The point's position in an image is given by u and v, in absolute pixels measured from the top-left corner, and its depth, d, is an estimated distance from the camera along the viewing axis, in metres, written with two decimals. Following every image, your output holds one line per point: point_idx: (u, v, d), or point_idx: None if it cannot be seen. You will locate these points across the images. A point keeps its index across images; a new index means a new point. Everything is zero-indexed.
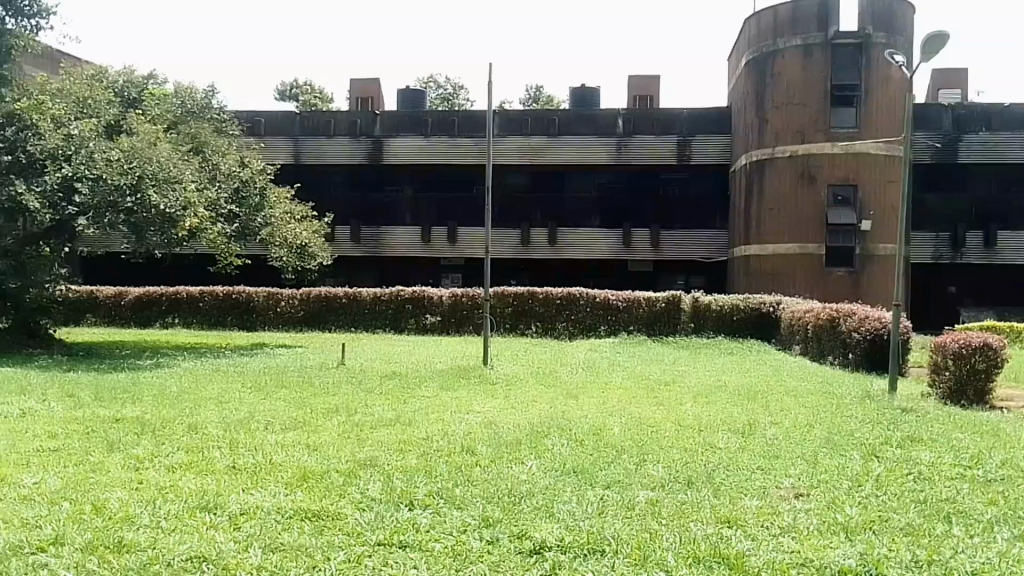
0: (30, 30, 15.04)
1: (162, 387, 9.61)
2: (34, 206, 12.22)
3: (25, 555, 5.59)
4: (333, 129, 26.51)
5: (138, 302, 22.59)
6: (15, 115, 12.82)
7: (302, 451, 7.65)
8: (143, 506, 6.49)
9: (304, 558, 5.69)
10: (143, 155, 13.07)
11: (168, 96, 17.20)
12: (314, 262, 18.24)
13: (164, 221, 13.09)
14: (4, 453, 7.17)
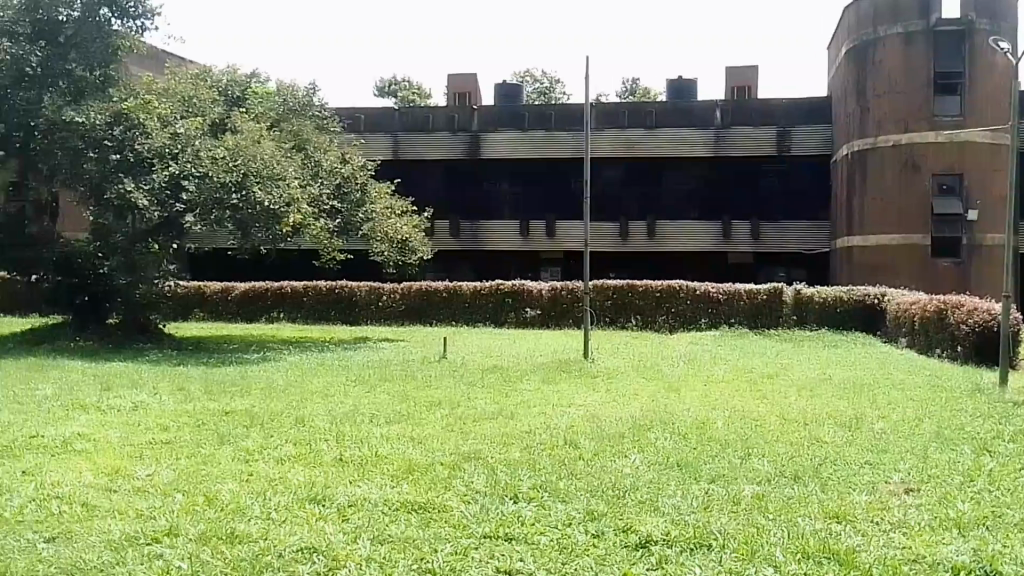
0: (136, 31, 15.28)
1: (269, 380, 9.78)
2: (143, 205, 12.57)
3: (142, 546, 5.70)
4: (432, 125, 26.44)
5: (244, 297, 22.86)
6: (123, 115, 13.06)
7: (407, 444, 7.71)
8: (254, 497, 6.57)
9: (412, 549, 5.73)
10: (247, 153, 13.41)
11: (271, 94, 17.26)
12: (413, 257, 17.01)
13: (269, 217, 13.31)
14: (119, 445, 7.35)
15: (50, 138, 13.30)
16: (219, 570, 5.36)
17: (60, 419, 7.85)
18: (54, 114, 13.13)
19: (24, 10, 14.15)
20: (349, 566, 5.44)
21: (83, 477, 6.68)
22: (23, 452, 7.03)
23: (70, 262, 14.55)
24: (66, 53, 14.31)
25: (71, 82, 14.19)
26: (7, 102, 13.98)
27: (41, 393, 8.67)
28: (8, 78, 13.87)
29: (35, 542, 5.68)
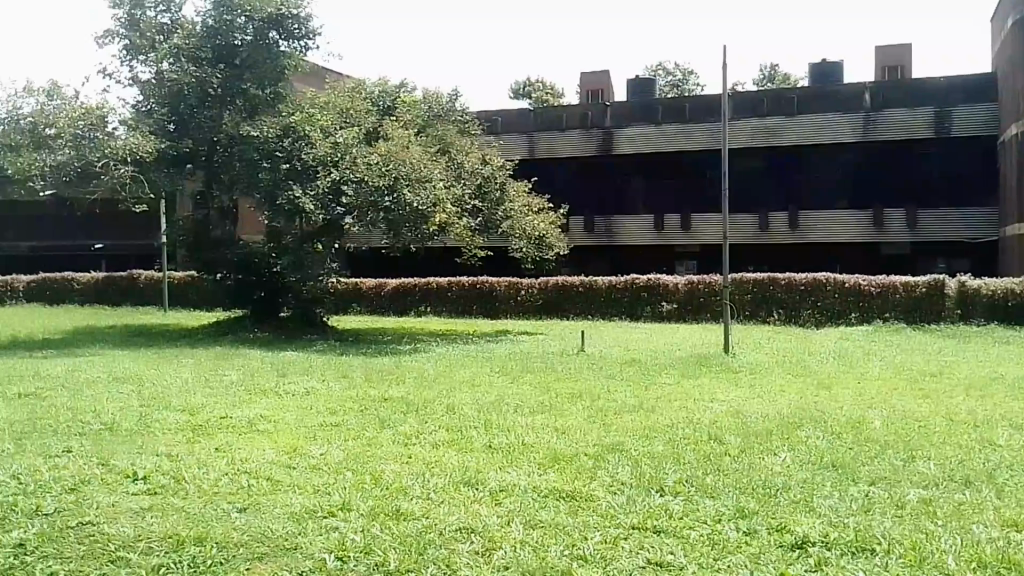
0: (299, 50, 16.36)
1: (421, 370, 10.39)
2: (310, 209, 13.70)
3: (319, 518, 6.28)
4: (568, 123, 26.68)
5: (395, 292, 24.03)
6: (291, 128, 14.45)
7: (551, 434, 7.96)
8: (415, 478, 7.06)
9: (564, 536, 5.94)
10: (399, 158, 14.04)
11: (418, 102, 17.53)
12: (548, 253, 17.62)
13: (417, 217, 14.06)
14: (295, 426, 8.10)
15: (230, 150, 15.20)
16: (388, 544, 5.82)
17: (246, 401, 8.77)
18: (234, 129, 15.12)
19: (206, 36, 15.63)
20: (505, 548, 5.74)
21: (266, 454, 7.45)
22: (216, 431, 7.90)
23: (248, 262, 15.80)
24: (242, 74, 15.68)
25: (246, 101, 15.76)
26: (194, 120, 15.63)
27: (228, 379, 9.71)
28: (195, 99, 15.47)
29: (230, 511, 6.41)
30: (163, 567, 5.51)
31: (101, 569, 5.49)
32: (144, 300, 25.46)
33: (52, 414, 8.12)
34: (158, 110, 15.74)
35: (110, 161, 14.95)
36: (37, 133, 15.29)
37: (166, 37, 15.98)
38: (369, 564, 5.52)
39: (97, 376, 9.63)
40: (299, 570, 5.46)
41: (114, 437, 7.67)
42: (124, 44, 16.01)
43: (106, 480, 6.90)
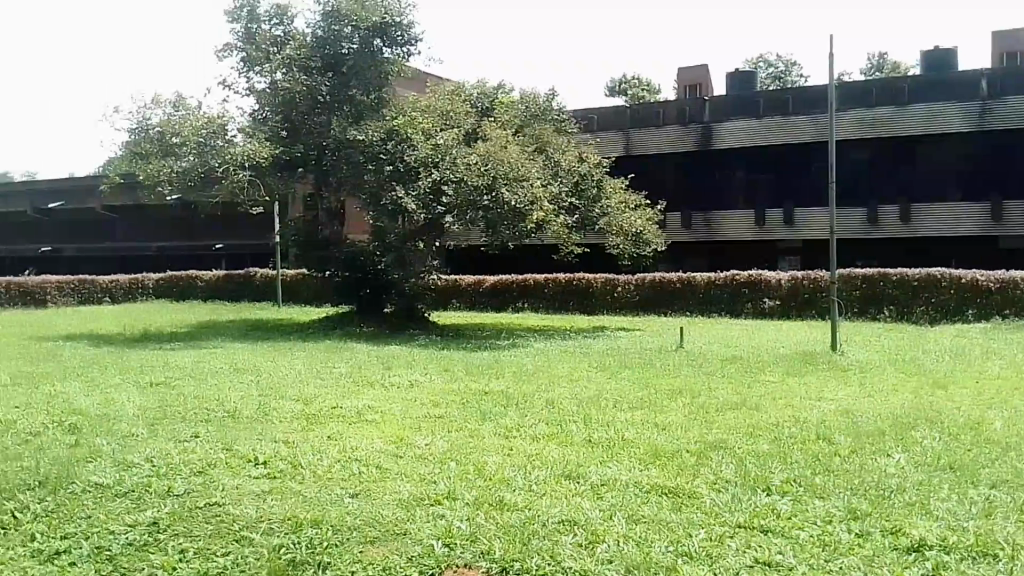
0: (402, 57, 17.12)
1: (520, 365, 10.57)
2: (412, 209, 14.26)
3: (427, 506, 6.51)
4: (662, 119, 26.66)
5: (494, 288, 24.40)
6: (394, 131, 15.05)
7: (652, 430, 7.98)
8: (517, 469, 7.22)
9: (667, 531, 5.94)
10: (498, 158, 14.22)
11: (515, 103, 17.41)
12: (648, 249, 17.53)
13: (515, 215, 14.26)
14: (401, 417, 8.41)
15: (338, 154, 15.93)
16: (493, 533, 5.99)
17: (354, 392, 9.19)
18: (341, 134, 15.72)
19: (315, 46, 16.46)
20: (608, 542, 5.80)
21: (375, 444, 7.78)
22: (328, 420, 8.31)
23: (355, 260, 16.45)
24: (347, 81, 16.55)
25: (353, 106, 16.56)
26: (306, 126, 16.68)
27: (338, 370, 10.19)
28: (307, 106, 16.40)
29: (344, 496, 6.74)
30: (283, 547, 5.89)
31: (228, 547, 5.95)
32: (261, 296, 26.93)
33: (180, 401, 8.74)
34: (272, 117, 16.64)
35: (230, 166, 15.31)
36: (160, 141, 15.57)
37: (279, 48, 16.71)
38: (476, 552, 5.70)
39: (220, 367, 10.30)
40: (410, 554, 5.71)
41: (236, 424, 8.19)
42: (241, 56, 16.85)
43: (230, 463, 7.39)
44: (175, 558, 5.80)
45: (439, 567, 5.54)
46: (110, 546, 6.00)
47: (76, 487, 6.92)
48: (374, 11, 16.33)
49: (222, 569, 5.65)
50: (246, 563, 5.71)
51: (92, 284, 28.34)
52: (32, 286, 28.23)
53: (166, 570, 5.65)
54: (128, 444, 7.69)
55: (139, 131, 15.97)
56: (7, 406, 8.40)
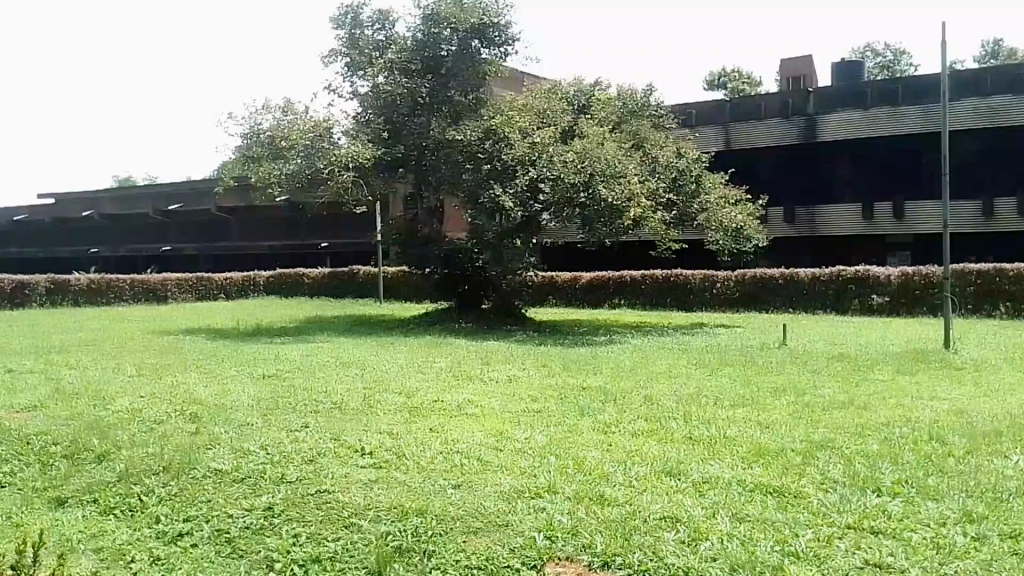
0: (499, 56, 17.30)
1: (617, 361, 10.60)
2: (510, 206, 14.50)
3: (528, 499, 6.62)
4: (764, 112, 26.27)
5: (589, 284, 24.53)
6: (492, 131, 15.26)
7: (755, 428, 7.90)
8: (616, 465, 7.25)
9: (772, 531, 5.82)
10: (594, 155, 14.32)
11: (612, 100, 17.56)
12: (749, 245, 17.43)
13: (612, 212, 14.33)
14: (500, 411, 8.57)
15: (437, 153, 16.31)
16: (595, 527, 6.03)
17: (454, 386, 9.40)
18: (441, 134, 16.19)
19: (415, 49, 16.84)
20: (712, 539, 5.73)
21: (475, 436, 7.96)
22: (429, 412, 8.55)
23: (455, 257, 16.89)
24: (446, 82, 16.97)
25: (451, 107, 16.93)
26: (406, 127, 17.01)
27: (438, 365, 10.45)
28: (408, 108, 16.93)
29: (447, 487, 6.92)
30: (390, 534, 6.10)
31: (338, 533, 6.21)
32: (364, 293, 27.92)
33: (291, 392, 9.14)
34: (375, 120, 17.11)
35: (336, 168, 15.87)
36: (270, 144, 16.29)
37: (381, 53, 17.11)
38: (577, 545, 5.77)
39: (327, 360, 10.74)
40: (512, 545, 5.82)
41: (343, 415, 8.51)
42: (345, 61, 17.36)
43: (338, 453, 7.68)
44: (290, 542, 6.14)
45: (542, 559, 5.64)
46: (229, 529, 6.41)
47: (198, 472, 7.33)
48: (472, 12, 16.45)
49: (334, 553, 5.92)
50: (355, 548, 5.96)
51: (209, 281, 28.89)
52: (155, 281, 28.14)
53: (282, 553, 5.99)
54: (244, 432, 8.09)
55: (250, 136, 16.65)
56: (136, 395, 9.00)
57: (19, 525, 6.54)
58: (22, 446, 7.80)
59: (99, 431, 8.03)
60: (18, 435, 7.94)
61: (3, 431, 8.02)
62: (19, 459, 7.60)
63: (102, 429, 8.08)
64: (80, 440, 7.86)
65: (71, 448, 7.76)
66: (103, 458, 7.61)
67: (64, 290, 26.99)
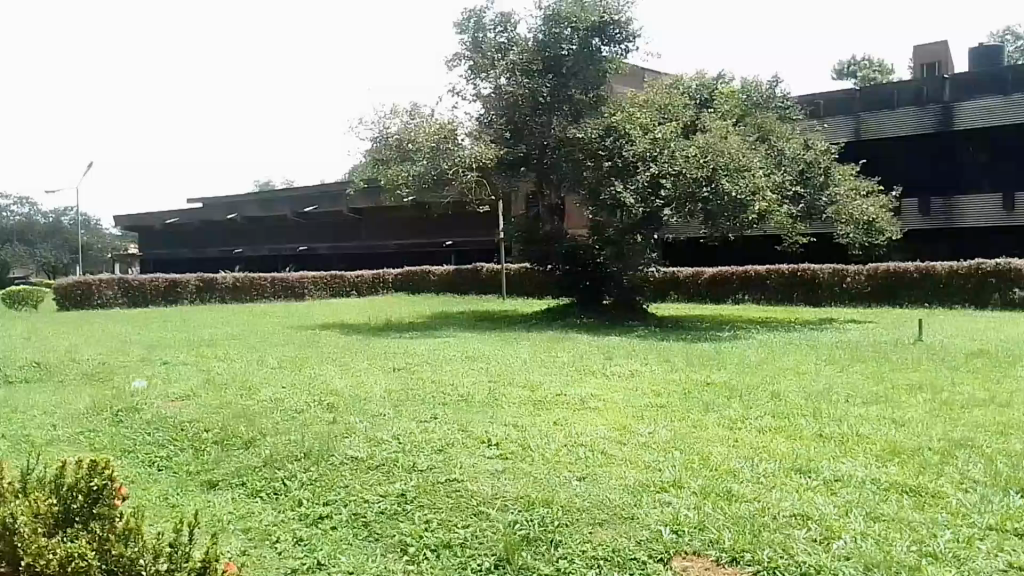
0: (620, 53, 17.43)
1: (742, 356, 10.56)
2: (630, 203, 14.50)
3: (653, 493, 6.64)
4: (897, 101, 25.61)
5: (712, 280, 24.20)
6: (612, 128, 15.24)
7: (889, 427, 7.72)
8: (744, 462, 7.21)
9: (909, 531, 5.65)
10: (716, 149, 14.24)
11: (736, 92, 17.43)
12: (880, 237, 17.48)
13: (736, 206, 14.31)
14: (623, 405, 8.67)
15: (558, 152, 16.78)
16: (722, 523, 5.96)
17: (577, 380, 9.57)
18: (562, 132, 16.66)
19: (537, 50, 17.06)
20: (845, 538, 5.58)
21: (599, 430, 8.08)
22: (554, 406, 8.74)
23: (574, 254, 17.12)
24: (566, 82, 17.09)
25: (573, 105, 17.25)
26: (528, 126, 17.47)
27: (561, 359, 10.64)
28: (529, 108, 17.22)
29: (571, 479, 7.03)
30: (517, 523, 6.25)
31: (468, 520, 6.40)
32: (487, 289, 28.57)
33: (421, 384, 9.54)
34: (498, 120, 17.69)
35: (459, 168, 16.33)
36: (398, 147, 16.82)
37: (503, 55, 17.20)
38: (705, 540, 5.71)
39: (454, 354, 11.13)
40: (639, 538, 5.82)
41: (470, 407, 8.80)
42: (468, 64, 17.66)
43: (467, 443, 7.95)
44: (421, 527, 6.38)
45: (669, 552, 5.61)
46: (365, 513, 6.73)
47: (336, 459, 7.73)
48: (593, 11, 16.63)
49: (464, 540, 6.11)
50: (484, 536, 6.12)
51: (342, 279, 30.07)
52: (294, 280, 29.20)
53: (415, 538, 6.24)
54: (377, 422, 8.48)
55: (380, 140, 17.28)
56: (278, 385, 9.57)
57: (176, 505, 7.04)
58: (177, 432, 8.36)
59: (246, 419, 8.55)
60: (176, 421, 8.53)
61: (161, 416, 8.67)
62: (175, 444, 8.14)
63: (248, 418, 8.59)
64: (229, 427, 8.37)
65: (220, 434, 8.26)
66: (249, 445, 8.08)
67: (212, 288, 28.01)
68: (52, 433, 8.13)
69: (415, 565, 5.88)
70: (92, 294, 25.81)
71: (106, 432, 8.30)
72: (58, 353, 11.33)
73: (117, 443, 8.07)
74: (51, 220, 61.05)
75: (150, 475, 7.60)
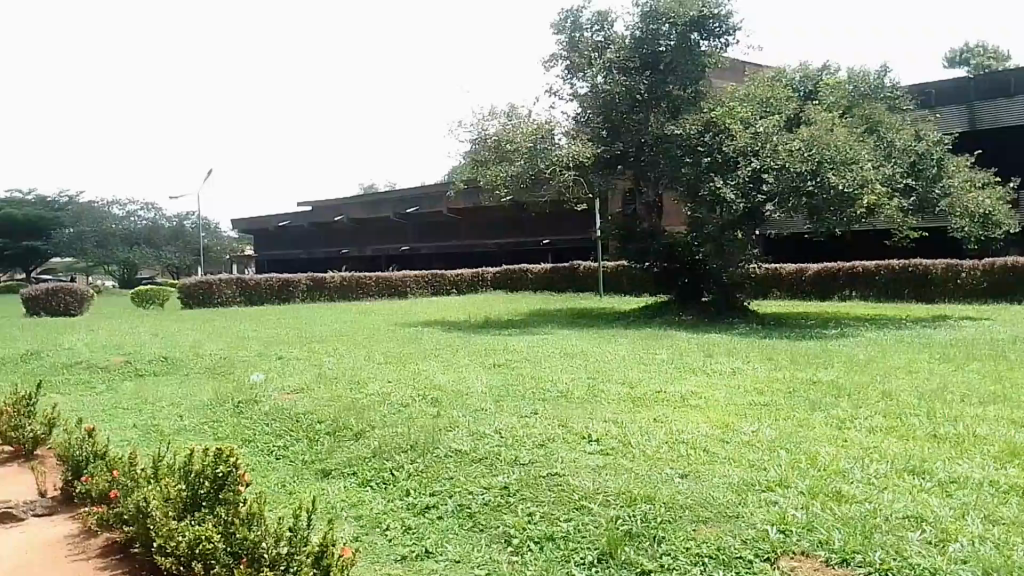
0: (719, 47, 17.24)
1: (849, 354, 10.38)
2: (731, 198, 14.40)
3: (759, 492, 6.54)
4: (1014, 88, 24.83)
5: (816, 276, 23.53)
6: (713, 123, 15.31)
7: (1008, 426, 7.46)
8: (854, 462, 7.05)
9: None
10: (822, 142, 14.00)
11: (842, 83, 17.38)
12: (997, 231, 16.90)
13: (843, 200, 13.94)
14: (726, 404, 8.65)
15: (656, 149, 16.42)
16: (832, 524, 5.81)
17: (676, 378, 9.56)
18: (660, 130, 16.36)
19: (634, 47, 17.01)
20: (962, 541, 5.41)
21: (701, 428, 8.08)
22: (654, 403, 8.79)
23: (674, 252, 17.23)
24: (665, 78, 16.96)
25: (671, 101, 17.02)
26: (626, 124, 17.11)
27: (660, 356, 10.68)
28: (626, 105, 17.00)
29: (674, 476, 7.01)
30: (620, 519, 6.24)
31: (570, 514, 6.45)
32: (584, 288, 28.65)
33: (521, 380, 9.77)
34: (593, 119, 17.49)
35: (557, 168, 16.49)
36: (496, 147, 17.10)
37: (600, 53, 17.41)
38: (813, 540, 5.56)
39: (553, 351, 11.30)
40: (744, 537, 5.72)
41: (570, 403, 8.93)
42: (565, 64, 17.91)
43: (568, 439, 8.05)
44: (525, 520, 6.48)
45: (775, 552, 5.49)
46: (470, 505, 6.88)
47: (441, 452, 7.96)
48: (692, 5, 16.45)
49: (566, 533, 6.15)
50: (587, 530, 6.13)
51: (442, 278, 30.64)
52: (397, 279, 29.89)
53: (519, 530, 6.33)
54: (480, 417, 8.69)
55: (478, 140, 17.68)
56: (384, 380, 9.96)
57: (293, 492, 7.38)
58: (293, 423, 8.78)
59: (356, 412, 8.91)
60: (291, 413, 8.97)
61: (278, 408, 9.13)
62: (291, 435, 8.54)
63: (357, 411, 8.94)
64: (341, 419, 8.74)
65: (333, 426, 8.64)
66: (359, 436, 8.41)
67: (321, 287, 28.85)
68: (180, 423, 8.68)
69: (519, 556, 5.94)
70: (212, 294, 26.81)
71: (229, 422, 8.80)
72: (182, 349, 12.04)
73: (239, 432, 8.53)
74: (174, 225, 56.61)
75: (268, 463, 8.00)
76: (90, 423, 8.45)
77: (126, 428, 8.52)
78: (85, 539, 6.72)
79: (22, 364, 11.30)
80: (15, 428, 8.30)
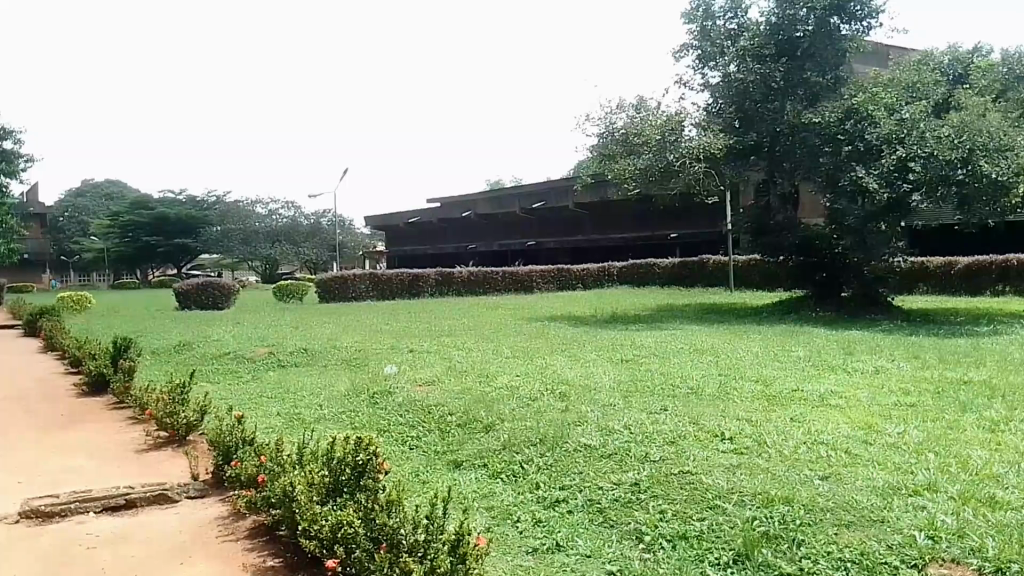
0: (861, 31, 16.83)
1: (1005, 354, 9.80)
2: (872, 187, 14.01)
3: (905, 496, 5.98)
4: None
5: (968, 271, 22.31)
6: (854, 110, 14.73)
7: None
8: (1007, 467, 6.52)
9: None
10: (973, 129, 13.49)
11: (992, 68, 17.24)
12: None
13: (995, 189, 13.42)
14: (869, 404, 8.30)
15: (793, 137, 16.09)
16: (984, 531, 5.29)
17: (813, 379, 9.24)
18: (797, 119, 15.90)
19: (769, 33, 16.68)
20: None
21: (842, 429, 7.66)
22: (790, 402, 8.51)
23: (811, 244, 16.54)
24: (802, 64, 16.68)
25: (809, 88, 16.57)
26: (760, 114, 16.82)
27: (796, 355, 10.40)
28: (761, 94, 16.71)
29: (813, 478, 6.48)
30: (756, 519, 5.73)
31: (703, 513, 5.97)
32: (715, 281, 28.15)
33: (650, 377, 9.69)
34: (727, 108, 17.32)
35: (687, 159, 16.25)
36: (625, 141, 16.88)
37: (734, 41, 17.11)
38: (964, 548, 5.05)
39: (682, 348, 11.17)
40: (889, 543, 5.19)
41: (700, 401, 8.76)
42: (696, 53, 17.74)
43: (698, 436, 7.71)
44: (656, 517, 6.01)
45: (924, 559, 4.97)
46: (600, 500, 6.47)
47: (570, 446, 7.69)
48: None
49: (700, 532, 5.69)
50: (721, 530, 5.65)
51: (568, 272, 30.85)
52: (523, 274, 30.52)
53: (651, 527, 5.88)
54: (608, 413, 8.54)
55: (606, 135, 17.38)
56: (512, 374, 10.13)
57: (427, 481, 7.34)
58: (425, 414, 8.95)
59: (486, 404, 9.02)
60: (422, 404, 9.17)
61: (414, 399, 9.38)
62: (424, 426, 8.69)
63: (487, 403, 9.05)
64: (471, 412, 8.84)
65: (463, 418, 8.72)
66: (489, 429, 8.38)
67: (450, 282, 29.64)
68: (319, 412, 9.03)
69: (652, 553, 5.51)
70: (348, 287, 27.76)
71: (365, 412, 9.09)
72: (319, 340, 12.61)
73: (374, 422, 8.79)
74: (312, 221, 58.56)
75: (404, 452, 8.09)
76: (238, 411, 8.89)
77: (271, 416, 8.94)
78: (234, 521, 6.82)
79: (175, 353, 12.07)
80: (171, 413, 8.80)
